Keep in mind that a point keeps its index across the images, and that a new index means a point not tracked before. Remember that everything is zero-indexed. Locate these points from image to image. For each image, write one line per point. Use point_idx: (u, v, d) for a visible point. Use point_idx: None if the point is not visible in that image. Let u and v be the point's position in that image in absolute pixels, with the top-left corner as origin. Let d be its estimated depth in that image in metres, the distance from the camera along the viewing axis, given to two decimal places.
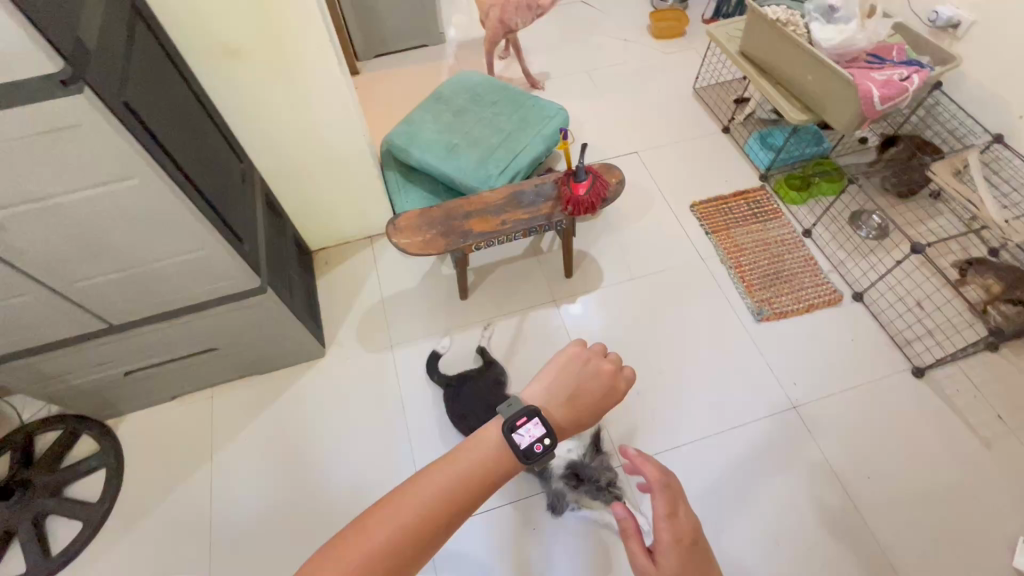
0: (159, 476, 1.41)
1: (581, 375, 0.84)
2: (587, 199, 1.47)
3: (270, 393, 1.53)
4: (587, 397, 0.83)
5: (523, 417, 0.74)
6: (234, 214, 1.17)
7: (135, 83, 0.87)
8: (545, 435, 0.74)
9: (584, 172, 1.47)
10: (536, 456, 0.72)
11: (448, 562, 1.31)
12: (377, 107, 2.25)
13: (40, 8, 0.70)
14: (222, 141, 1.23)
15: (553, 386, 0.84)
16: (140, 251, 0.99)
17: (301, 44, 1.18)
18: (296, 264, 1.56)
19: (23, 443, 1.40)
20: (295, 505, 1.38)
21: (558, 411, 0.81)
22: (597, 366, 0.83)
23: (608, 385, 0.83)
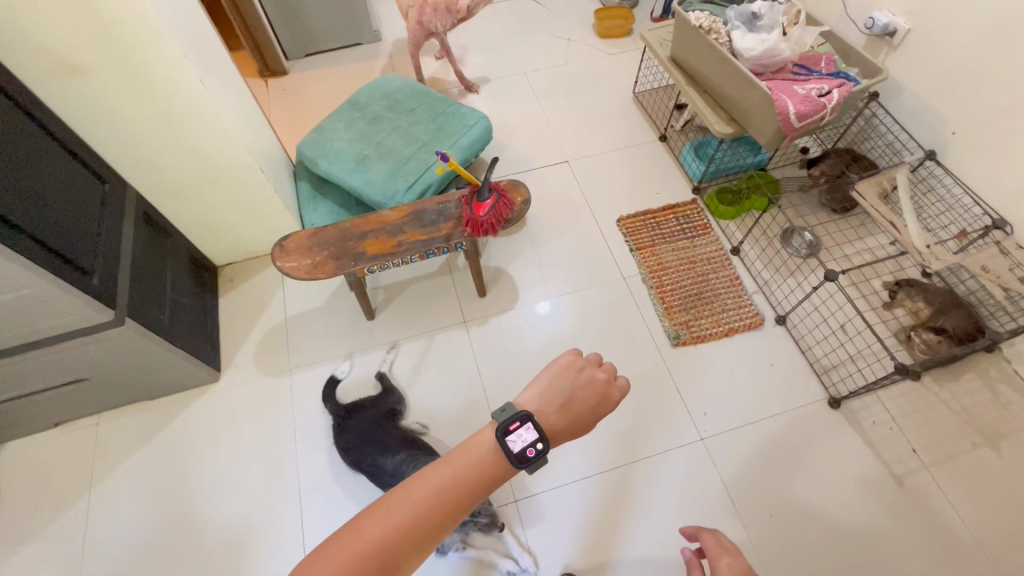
0: (34, 509, 1.35)
1: (577, 382, 0.76)
2: (491, 218, 1.39)
3: (159, 419, 1.47)
4: (580, 406, 0.75)
5: (517, 421, 0.68)
6: (77, 246, 1.09)
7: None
8: (538, 439, 0.68)
9: (489, 193, 1.38)
10: (530, 462, 0.66)
11: None
12: (303, 110, 2.15)
13: None
14: (72, 163, 1.15)
15: (547, 390, 0.75)
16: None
17: (153, 60, 1.09)
18: (185, 285, 1.48)
19: None
20: (174, 541, 1.33)
21: (550, 419, 0.73)
22: (592, 374, 0.76)
23: (604, 394, 0.76)
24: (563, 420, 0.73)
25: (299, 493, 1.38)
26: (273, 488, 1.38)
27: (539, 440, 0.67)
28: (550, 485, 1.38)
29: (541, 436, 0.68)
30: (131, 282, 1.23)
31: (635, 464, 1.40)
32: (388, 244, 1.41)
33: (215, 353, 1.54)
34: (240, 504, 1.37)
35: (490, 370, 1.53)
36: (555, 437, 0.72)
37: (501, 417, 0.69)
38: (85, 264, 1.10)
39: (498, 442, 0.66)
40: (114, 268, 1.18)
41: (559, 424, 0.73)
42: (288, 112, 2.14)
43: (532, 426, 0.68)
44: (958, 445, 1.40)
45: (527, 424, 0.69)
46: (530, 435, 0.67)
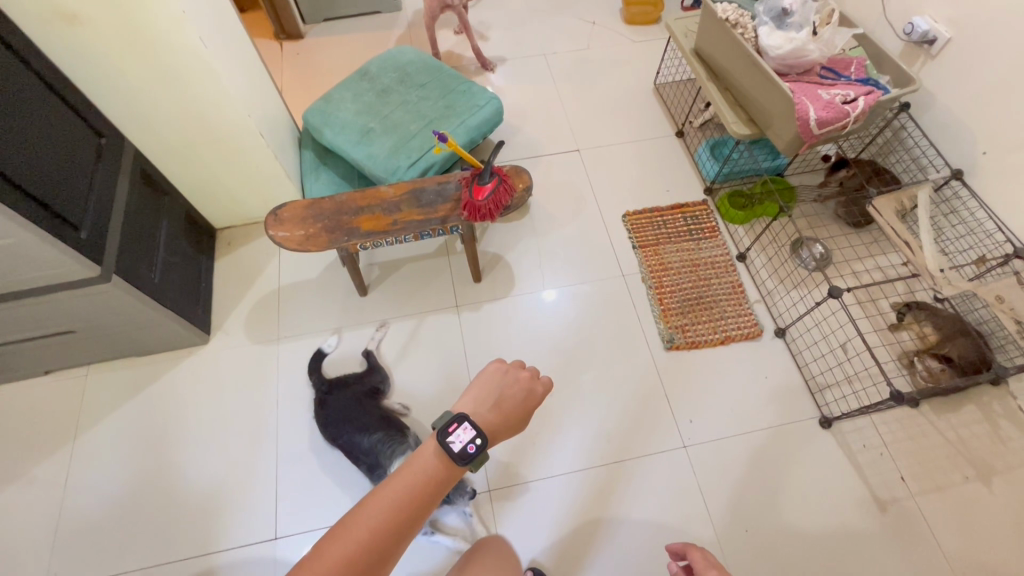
0: (19, 452, 1.38)
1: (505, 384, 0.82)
2: (488, 204, 1.36)
3: (146, 376, 1.48)
4: (512, 403, 0.81)
5: (454, 422, 0.73)
6: (67, 199, 1.09)
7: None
8: (477, 437, 0.72)
9: (489, 179, 1.34)
10: (472, 458, 0.70)
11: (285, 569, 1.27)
12: (316, 76, 2.11)
13: None
14: (67, 116, 1.13)
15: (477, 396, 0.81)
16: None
17: (150, 14, 1.06)
18: (179, 246, 1.48)
19: None
20: (151, 497, 1.35)
21: (486, 418, 0.78)
22: (516, 374, 0.83)
23: (530, 389, 0.83)
24: (498, 416, 0.79)
25: (274, 462, 1.39)
26: (250, 455, 1.40)
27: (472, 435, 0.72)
28: (523, 477, 1.37)
29: (479, 434, 0.73)
30: (121, 237, 1.22)
31: (613, 466, 1.38)
32: (382, 222, 1.39)
33: (205, 315, 1.54)
34: (217, 467, 1.38)
35: (477, 357, 1.51)
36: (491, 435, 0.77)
37: (440, 423, 0.74)
38: (74, 218, 1.09)
39: (439, 444, 0.71)
40: (104, 222, 1.18)
41: (495, 421, 0.78)
42: (300, 76, 2.11)
43: (467, 426, 0.73)
44: (949, 477, 1.35)
45: (464, 424, 0.73)
46: (468, 433, 0.72)
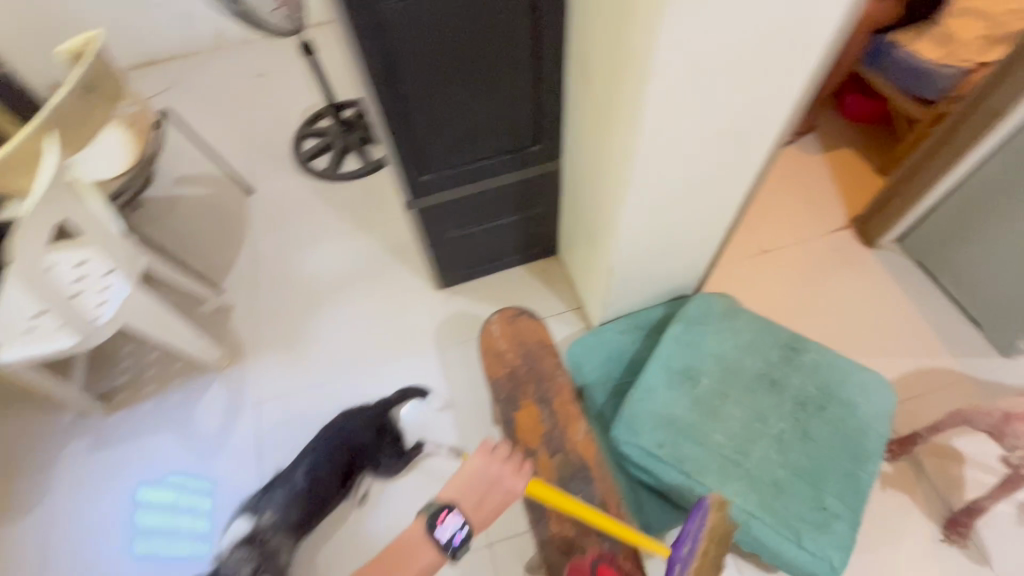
0: (352, 201, 1.86)
1: (489, 457, 0.87)
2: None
3: (403, 254, 1.72)
4: (491, 506, 0.85)
5: (445, 513, 0.80)
6: (446, 152, 1.15)
7: None
8: (462, 527, 0.80)
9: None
10: (455, 548, 0.80)
11: (226, 409, 1.45)
12: (812, 278, 1.60)
13: None
14: (528, 117, 1.14)
15: (463, 490, 0.85)
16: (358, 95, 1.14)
17: (621, 126, 0.88)
18: (504, 237, 1.50)
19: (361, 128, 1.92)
20: (310, 293, 1.66)
21: (478, 516, 0.83)
22: (502, 469, 0.87)
23: (505, 482, 0.86)
24: (480, 514, 0.83)
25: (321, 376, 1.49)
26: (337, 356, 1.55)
27: (464, 542, 0.80)
28: None
29: (467, 522, 0.81)
30: (456, 199, 1.28)
31: None
32: (529, 433, 1.09)
33: (459, 278, 1.61)
34: (322, 334, 1.57)
35: None
36: (479, 519, 0.82)
37: (428, 510, 0.82)
38: (432, 165, 1.17)
39: (429, 533, 0.80)
40: (457, 182, 1.23)
41: (481, 521, 0.83)
42: (801, 261, 1.63)
43: (456, 514, 0.81)
44: None
45: (453, 512, 0.81)
46: (456, 524, 0.80)
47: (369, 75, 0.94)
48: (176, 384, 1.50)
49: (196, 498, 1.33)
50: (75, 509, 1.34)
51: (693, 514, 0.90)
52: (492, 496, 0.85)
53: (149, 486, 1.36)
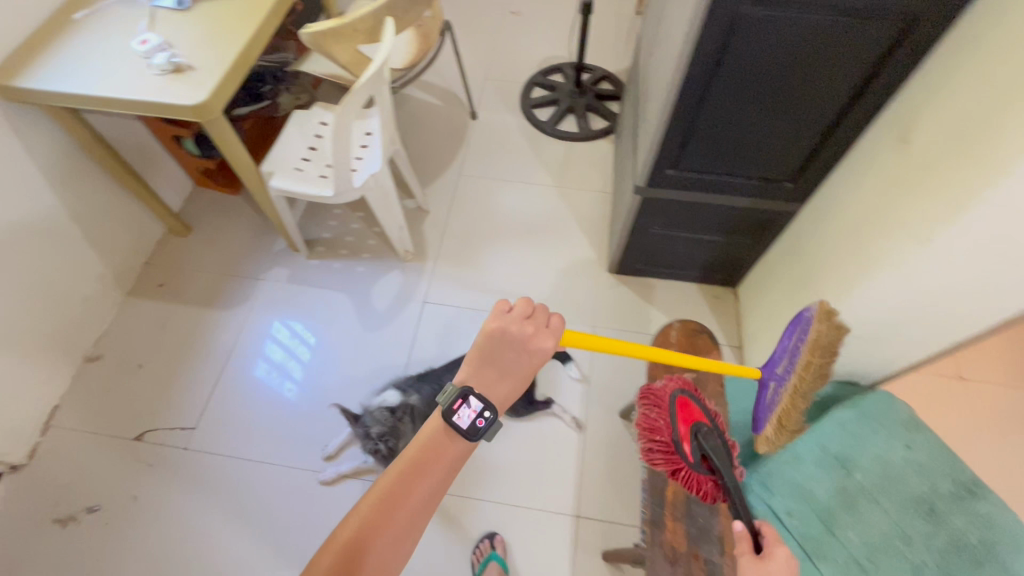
0: (558, 159, 1.94)
1: (507, 317, 0.73)
2: (708, 486, 0.96)
3: (588, 226, 1.77)
4: (518, 369, 0.72)
5: (459, 399, 0.67)
6: (705, 158, 1.17)
7: None
8: (486, 410, 0.66)
9: (700, 440, 0.95)
10: (482, 432, 0.66)
11: (396, 296, 1.63)
12: (1005, 427, 1.43)
13: None
14: (800, 154, 1.12)
15: (478, 370, 0.72)
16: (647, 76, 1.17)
17: (928, 205, 0.84)
18: (698, 252, 1.51)
19: (591, 102, 2.00)
20: (495, 226, 1.78)
21: (500, 390, 0.71)
22: (524, 329, 0.73)
23: (531, 344, 0.72)
24: (509, 390, 0.71)
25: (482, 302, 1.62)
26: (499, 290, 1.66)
27: (486, 423, 0.66)
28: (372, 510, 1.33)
29: (490, 406, 0.67)
30: (683, 202, 1.30)
31: None
32: None
33: (633, 270, 1.65)
34: (494, 267, 1.69)
35: (507, 519, 1.31)
36: (505, 391, 0.71)
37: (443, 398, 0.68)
38: (684, 164, 1.19)
39: (448, 422, 0.66)
40: (695, 188, 1.25)
41: (507, 396, 0.71)
42: (998, 404, 1.46)
43: (475, 399, 0.67)
44: None
45: (470, 398, 0.67)
46: (476, 410, 0.66)
47: (689, 65, 0.97)
48: (365, 257, 1.70)
49: (325, 383, 1.50)
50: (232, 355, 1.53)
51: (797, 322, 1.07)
52: (513, 360, 0.72)
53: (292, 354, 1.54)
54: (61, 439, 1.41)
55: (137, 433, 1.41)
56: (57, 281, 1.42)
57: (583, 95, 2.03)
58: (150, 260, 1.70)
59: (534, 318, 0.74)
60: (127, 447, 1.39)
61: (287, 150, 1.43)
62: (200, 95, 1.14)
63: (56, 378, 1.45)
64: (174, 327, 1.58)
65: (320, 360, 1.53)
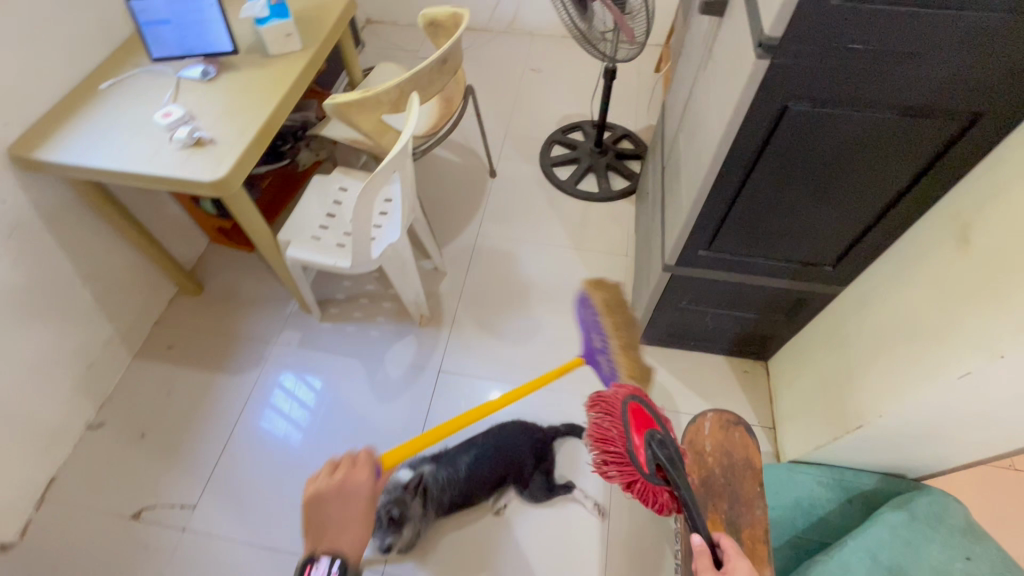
0: (578, 220, 1.90)
1: (318, 479, 0.82)
2: (665, 498, 0.94)
3: (609, 291, 1.72)
4: (354, 509, 0.80)
5: (308, 566, 0.72)
6: (739, 240, 1.11)
7: (826, 93, 0.79)
8: (335, 562, 0.71)
9: (653, 449, 0.94)
10: None
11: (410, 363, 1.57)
12: None
13: (838, 20, 0.70)
14: (842, 240, 1.06)
15: (320, 532, 0.76)
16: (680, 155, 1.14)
17: (993, 319, 0.77)
18: (729, 328, 1.43)
19: (613, 162, 1.98)
20: (514, 290, 1.72)
21: (351, 540, 0.76)
22: (338, 475, 0.82)
23: (349, 483, 0.81)
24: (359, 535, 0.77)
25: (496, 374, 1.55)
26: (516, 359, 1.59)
27: (340, 570, 0.71)
28: None
29: (337, 557, 0.72)
30: (714, 280, 1.24)
31: None
32: None
33: (658, 341, 1.57)
34: (511, 333, 1.63)
35: None
36: (355, 538, 0.76)
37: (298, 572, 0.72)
38: (718, 245, 1.14)
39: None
40: (728, 268, 1.19)
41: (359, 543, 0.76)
42: None
43: (322, 559, 0.72)
44: None
45: (315, 560, 0.72)
46: (326, 566, 0.71)
47: (727, 156, 0.93)
48: (379, 320, 1.65)
49: (331, 450, 1.44)
50: (240, 420, 1.48)
51: (581, 304, 1.38)
52: (338, 503, 0.80)
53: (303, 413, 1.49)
54: (57, 516, 1.34)
55: (137, 510, 1.34)
56: (64, 349, 1.38)
57: (605, 154, 2.00)
58: (161, 319, 1.66)
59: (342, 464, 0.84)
60: (125, 527, 1.32)
61: (304, 216, 1.40)
62: (221, 171, 1.11)
63: (57, 449, 1.39)
64: (180, 392, 1.53)
65: (327, 425, 1.47)
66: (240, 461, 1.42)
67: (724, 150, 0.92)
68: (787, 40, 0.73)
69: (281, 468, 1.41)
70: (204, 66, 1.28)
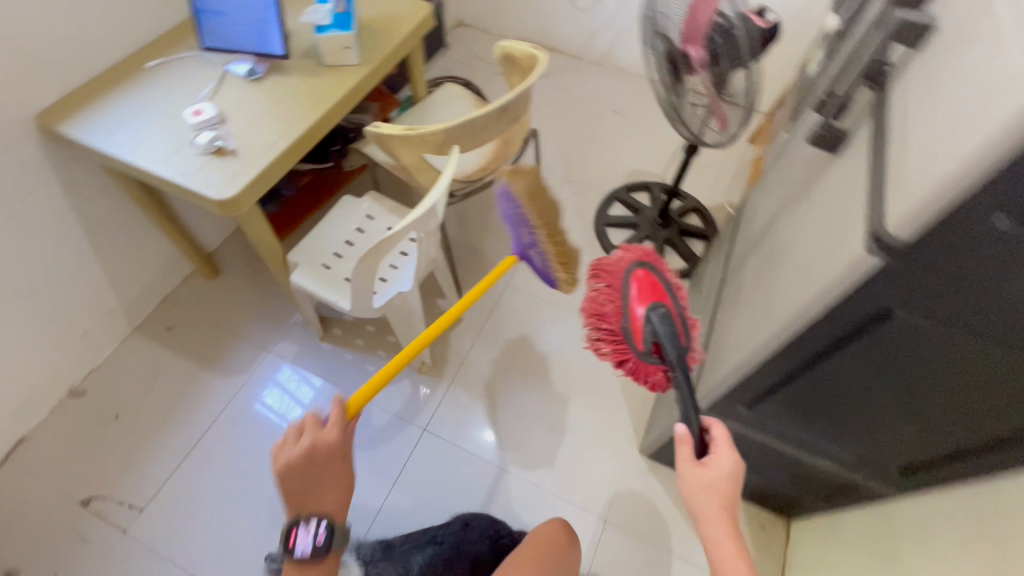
0: None
1: (285, 445, 0.77)
2: (662, 378, 0.75)
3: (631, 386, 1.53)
4: (334, 466, 0.78)
5: (292, 535, 0.74)
6: (788, 412, 0.91)
7: (946, 317, 0.58)
8: (320, 529, 0.74)
9: (651, 324, 0.70)
10: (319, 549, 0.74)
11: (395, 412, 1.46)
12: None
13: (994, 245, 0.50)
14: (920, 456, 0.84)
15: (292, 501, 0.76)
16: (741, 293, 0.96)
17: None
18: (754, 479, 1.22)
19: (675, 238, 1.76)
20: (528, 356, 1.57)
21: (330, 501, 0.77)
22: (298, 442, 0.76)
23: (313, 447, 0.76)
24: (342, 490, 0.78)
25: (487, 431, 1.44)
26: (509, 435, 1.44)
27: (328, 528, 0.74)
28: None
29: (328, 524, 0.75)
30: (747, 435, 1.04)
31: None
32: None
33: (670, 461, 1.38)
34: (512, 406, 1.48)
35: None
36: (333, 507, 0.77)
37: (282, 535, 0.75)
38: (761, 408, 0.94)
39: (292, 556, 0.74)
40: (767, 430, 0.99)
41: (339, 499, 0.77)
42: None
43: (302, 530, 0.74)
44: None
45: (298, 529, 0.74)
46: (314, 535, 0.74)
47: (797, 332, 0.74)
48: (379, 355, 1.54)
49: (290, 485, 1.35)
50: (213, 426, 1.42)
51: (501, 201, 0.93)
52: (308, 467, 0.76)
53: (276, 433, 1.41)
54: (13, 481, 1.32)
55: (89, 495, 1.31)
56: (60, 314, 1.35)
57: (668, 226, 1.79)
58: (170, 296, 1.62)
59: (307, 429, 0.78)
60: (70, 512, 1.28)
61: (322, 239, 1.31)
62: (231, 190, 1.02)
63: (32, 411, 1.38)
64: (165, 379, 1.48)
65: None
66: (200, 471, 1.36)
67: (795, 325, 0.73)
68: (919, 247, 0.54)
69: (236, 490, 1.34)
70: (252, 64, 1.20)
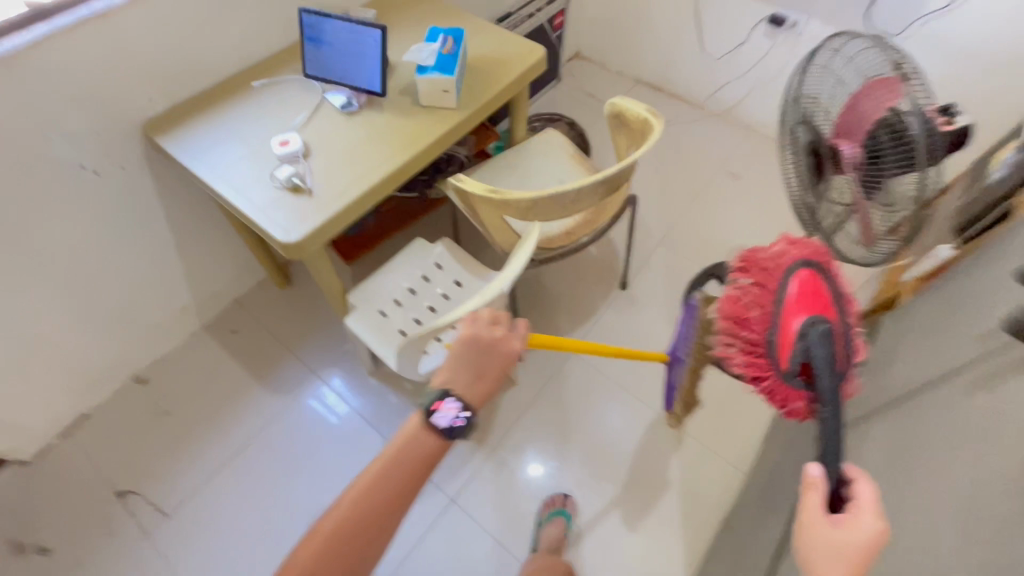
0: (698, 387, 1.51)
1: (478, 322, 0.75)
2: (802, 407, 0.67)
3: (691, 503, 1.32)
4: (495, 365, 0.75)
5: (438, 401, 0.68)
6: None
7: None
8: (462, 412, 0.68)
9: (806, 341, 0.63)
10: (453, 432, 0.67)
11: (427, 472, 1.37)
12: None
13: None
14: None
15: (451, 371, 0.73)
16: (892, 521, 0.71)
17: None
18: None
19: None
20: (580, 441, 1.42)
21: (475, 393, 0.72)
22: (492, 329, 0.75)
23: (503, 344, 0.75)
24: (484, 388, 0.74)
25: (534, 463, 1.39)
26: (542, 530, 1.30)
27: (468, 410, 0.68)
28: None
29: (465, 409, 0.68)
30: None
31: None
32: None
33: None
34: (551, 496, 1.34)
35: None
36: (473, 399, 0.72)
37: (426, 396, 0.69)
38: None
39: (422, 424, 0.67)
40: None
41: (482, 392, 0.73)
42: None
43: (449, 405, 0.68)
44: None
45: (447, 401, 0.68)
46: (454, 411, 0.67)
47: None
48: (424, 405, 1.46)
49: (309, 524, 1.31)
50: (250, 444, 1.41)
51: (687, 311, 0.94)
52: (490, 352, 0.74)
53: (307, 466, 1.38)
54: (68, 454, 1.39)
55: (125, 488, 1.34)
56: (138, 307, 1.40)
57: None
58: (242, 298, 1.64)
59: (503, 323, 0.76)
60: (107, 501, 1.32)
61: (387, 280, 1.25)
62: (296, 233, 0.98)
63: (97, 390, 1.44)
64: (218, 384, 1.50)
65: (319, 497, 1.34)
66: (228, 489, 1.35)
67: None
68: None
69: (256, 518, 1.31)
70: (348, 96, 1.16)
